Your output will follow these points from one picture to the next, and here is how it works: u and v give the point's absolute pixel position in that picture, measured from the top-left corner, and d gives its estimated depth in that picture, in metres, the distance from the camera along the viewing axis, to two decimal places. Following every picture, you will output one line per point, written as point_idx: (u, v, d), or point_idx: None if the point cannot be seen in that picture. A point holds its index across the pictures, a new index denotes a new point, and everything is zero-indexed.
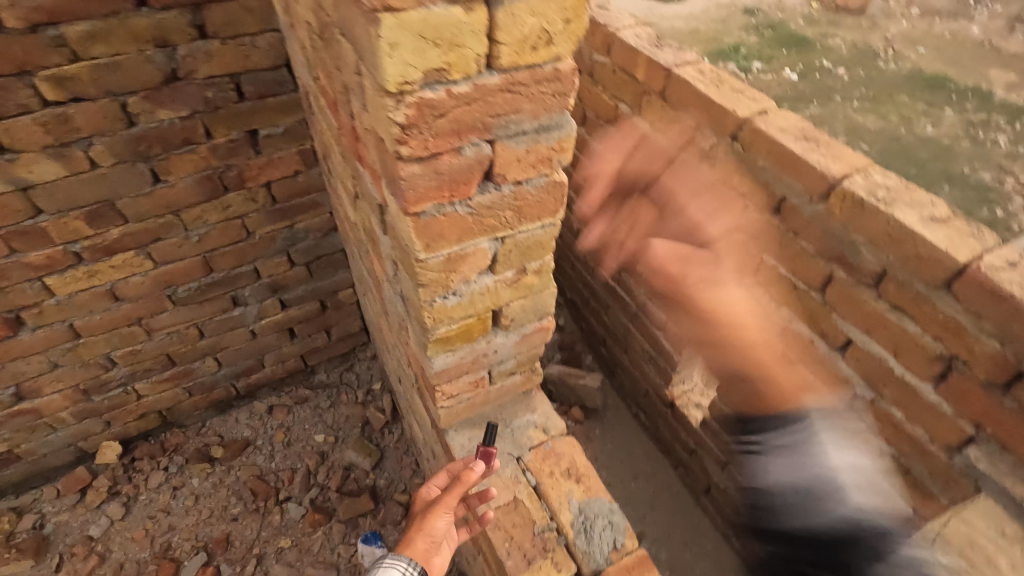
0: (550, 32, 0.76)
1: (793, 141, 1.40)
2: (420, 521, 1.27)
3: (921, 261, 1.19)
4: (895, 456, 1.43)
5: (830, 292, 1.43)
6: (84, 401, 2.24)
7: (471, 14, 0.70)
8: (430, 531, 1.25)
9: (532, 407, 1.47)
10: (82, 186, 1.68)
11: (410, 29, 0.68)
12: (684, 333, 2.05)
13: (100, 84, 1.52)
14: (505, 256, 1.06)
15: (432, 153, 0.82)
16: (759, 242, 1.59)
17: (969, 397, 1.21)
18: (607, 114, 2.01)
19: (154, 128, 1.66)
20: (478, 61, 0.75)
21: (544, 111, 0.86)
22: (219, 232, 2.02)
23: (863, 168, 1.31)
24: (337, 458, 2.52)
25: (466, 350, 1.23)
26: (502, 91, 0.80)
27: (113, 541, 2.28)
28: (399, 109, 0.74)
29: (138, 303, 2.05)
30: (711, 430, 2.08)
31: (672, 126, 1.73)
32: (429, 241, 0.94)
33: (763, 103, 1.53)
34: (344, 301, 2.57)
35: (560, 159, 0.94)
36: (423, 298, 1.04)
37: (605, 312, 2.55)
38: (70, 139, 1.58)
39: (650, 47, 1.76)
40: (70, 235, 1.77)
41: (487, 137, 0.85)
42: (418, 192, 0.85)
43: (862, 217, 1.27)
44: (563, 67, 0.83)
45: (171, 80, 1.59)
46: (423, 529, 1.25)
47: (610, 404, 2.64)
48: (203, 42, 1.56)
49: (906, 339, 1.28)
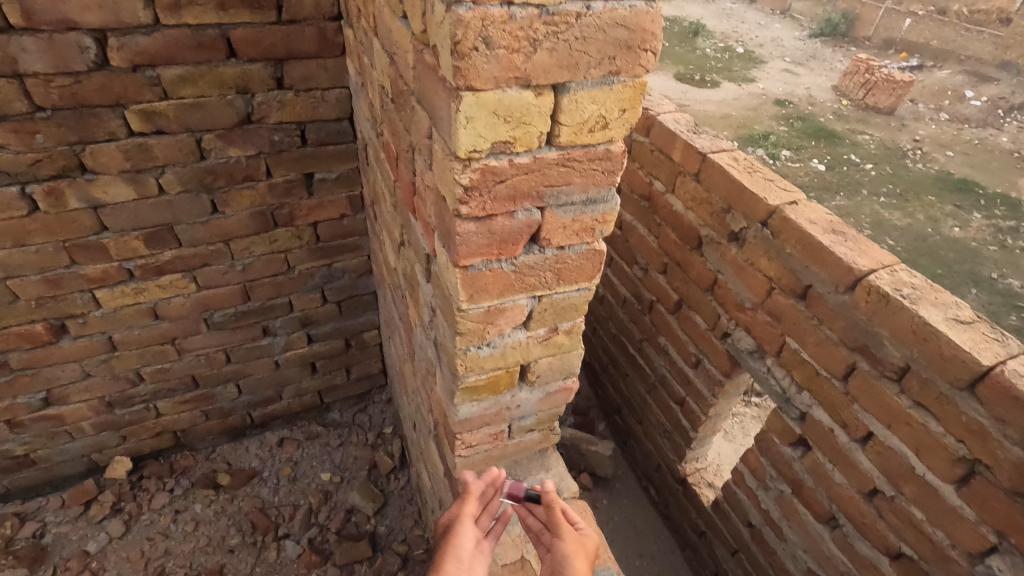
0: (606, 118, 0.85)
1: (822, 233, 1.46)
2: (447, 542, 1.20)
3: (944, 360, 1.21)
4: (914, 558, 1.40)
5: (852, 382, 1.43)
6: (107, 414, 2.29)
7: (540, 98, 0.79)
8: (460, 552, 1.19)
9: (547, 467, 1.47)
10: (147, 210, 1.81)
11: (486, 106, 0.77)
12: (701, 409, 2.05)
13: (182, 120, 1.66)
14: (540, 314, 1.11)
15: (488, 214, 0.90)
16: (783, 326, 1.61)
17: (992, 505, 1.20)
18: (642, 189, 2.11)
19: (221, 163, 1.80)
20: (540, 138, 0.84)
21: (592, 185, 0.94)
22: (262, 264, 2.12)
23: (889, 265, 1.36)
24: (340, 499, 2.50)
25: (490, 401, 1.26)
26: (557, 165, 0.88)
27: (109, 560, 2.26)
28: (464, 173, 0.82)
29: (175, 323, 2.13)
30: (723, 512, 2.04)
31: (704, 207, 1.81)
32: (472, 293, 1.00)
33: (794, 194, 1.60)
34: (368, 341, 2.63)
35: (602, 230, 1.01)
36: (459, 346, 1.09)
37: (623, 379, 2.56)
38: (145, 167, 1.72)
39: (688, 133, 1.87)
40: (127, 253, 1.88)
41: (539, 205, 0.92)
42: (470, 248, 0.92)
43: (887, 312, 1.30)
44: (615, 149, 0.90)
45: (245, 123, 1.74)
46: (453, 549, 1.19)
47: (620, 474, 2.61)
48: (279, 92, 1.72)
49: (928, 437, 1.28)
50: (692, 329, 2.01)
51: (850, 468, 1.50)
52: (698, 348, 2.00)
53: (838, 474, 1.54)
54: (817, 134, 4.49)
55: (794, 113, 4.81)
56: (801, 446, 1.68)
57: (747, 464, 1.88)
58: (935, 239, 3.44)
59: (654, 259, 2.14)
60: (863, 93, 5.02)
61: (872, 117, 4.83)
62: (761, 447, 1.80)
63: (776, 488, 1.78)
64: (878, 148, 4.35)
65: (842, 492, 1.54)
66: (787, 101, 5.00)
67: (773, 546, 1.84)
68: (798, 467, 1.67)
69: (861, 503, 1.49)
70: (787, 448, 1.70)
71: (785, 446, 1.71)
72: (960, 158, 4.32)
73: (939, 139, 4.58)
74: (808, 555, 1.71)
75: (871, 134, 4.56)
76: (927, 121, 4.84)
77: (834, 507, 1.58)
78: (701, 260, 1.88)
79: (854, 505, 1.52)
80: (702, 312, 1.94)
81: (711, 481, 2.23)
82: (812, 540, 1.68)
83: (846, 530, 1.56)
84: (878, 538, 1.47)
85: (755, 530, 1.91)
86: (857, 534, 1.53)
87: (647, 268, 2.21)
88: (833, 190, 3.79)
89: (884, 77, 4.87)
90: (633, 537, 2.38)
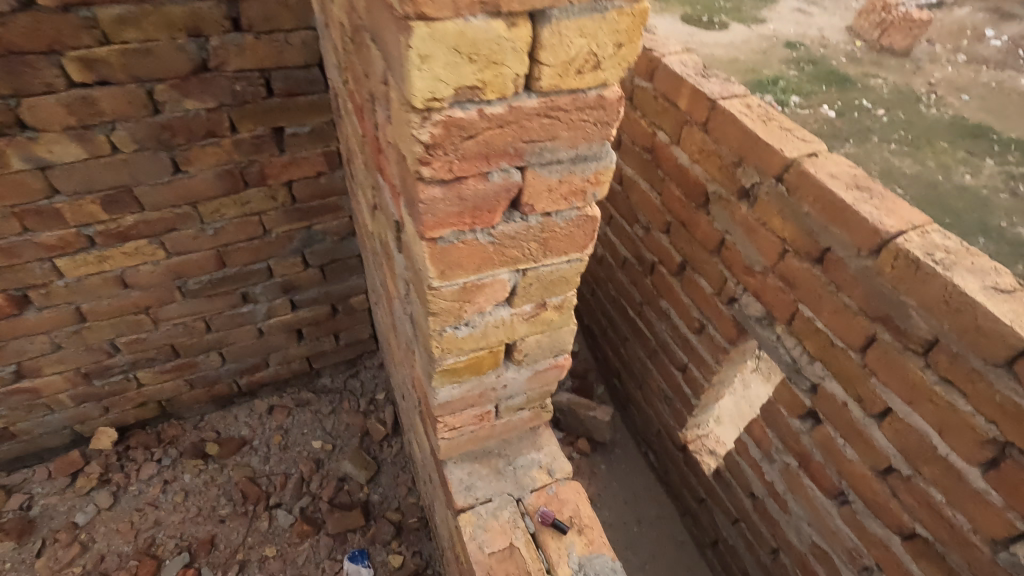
0: (598, 55, 0.69)
1: (844, 189, 1.30)
2: None
3: (980, 335, 1.08)
4: (929, 540, 1.31)
5: (871, 354, 1.31)
6: (85, 385, 2.21)
7: (513, 30, 0.63)
8: None
9: (539, 446, 1.38)
10: (101, 170, 1.65)
11: (445, 41, 0.61)
12: (704, 377, 1.94)
13: (128, 69, 1.48)
14: (525, 289, 0.98)
15: (457, 176, 0.75)
16: (796, 292, 1.48)
17: (1022, 491, 1.09)
18: (644, 140, 1.93)
19: (179, 117, 1.62)
20: (516, 81, 0.68)
21: (582, 140, 0.78)
22: (235, 227, 1.97)
23: (920, 226, 1.21)
24: (332, 467, 2.44)
25: (473, 383, 1.14)
26: (539, 115, 0.73)
27: (97, 531, 2.23)
28: (423, 127, 0.67)
29: (146, 292, 2.01)
30: (726, 482, 1.96)
31: (713, 160, 1.64)
32: (444, 268, 0.86)
33: (813, 145, 1.43)
34: (356, 306, 2.51)
35: (594, 192, 0.86)
36: (433, 327, 0.96)
37: (622, 343, 2.46)
38: (92, 122, 1.55)
39: (695, 76, 1.68)
40: (84, 218, 1.73)
41: (518, 164, 0.77)
42: (437, 217, 0.78)
43: (916, 279, 1.16)
44: (609, 94, 0.75)
45: (201, 71, 1.55)
46: None
47: (619, 439, 2.54)
48: (236, 35, 1.52)
49: (954, 416, 1.17)
50: (696, 293, 1.88)
51: (863, 444, 1.40)
52: (702, 314, 1.88)
53: (850, 450, 1.44)
54: (828, 79, 4.20)
55: (805, 55, 4.49)
56: (810, 419, 1.57)
57: (752, 434, 1.79)
58: (946, 187, 3.24)
59: (656, 217, 1.98)
60: (878, 33, 4.62)
61: (887, 60, 4.50)
62: (767, 417, 1.70)
63: (781, 460, 1.69)
64: (891, 93, 4.08)
65: (854, 468, 1.44)
66: (798, 43, 4.63)
67: (776, 517, 1.77)
68: (806, 441, 1.58)
69: (874, 480, 1.40)
70: (796, 421, 1.60)
71: (793, 419, 1.61)
72: (976, 102, 4.03)
73: (955, 81, 4.26)
74: (813, 529, 1.64)
75: (885, 78, 4.26)
76: (943, 62, 4.49)
77: (843, 483, 1.50)
78: (708, 220, 1.73)
79: (866, 482, 1.42)
80: (707, 274, 1.80)
81: (713, 448, 2.16)
82: (818, 515, 1.60)
83: (855, 507, 1.48)
84: (890, 517, 1.38)
85: (758, 501, 1.83)
86: (868, 512, 1.45)
87: (648, 228, 2.06)
88: (842, 138, 3.58)
89: (902, 16, 4.48)
90: (631, 503, 2.33)
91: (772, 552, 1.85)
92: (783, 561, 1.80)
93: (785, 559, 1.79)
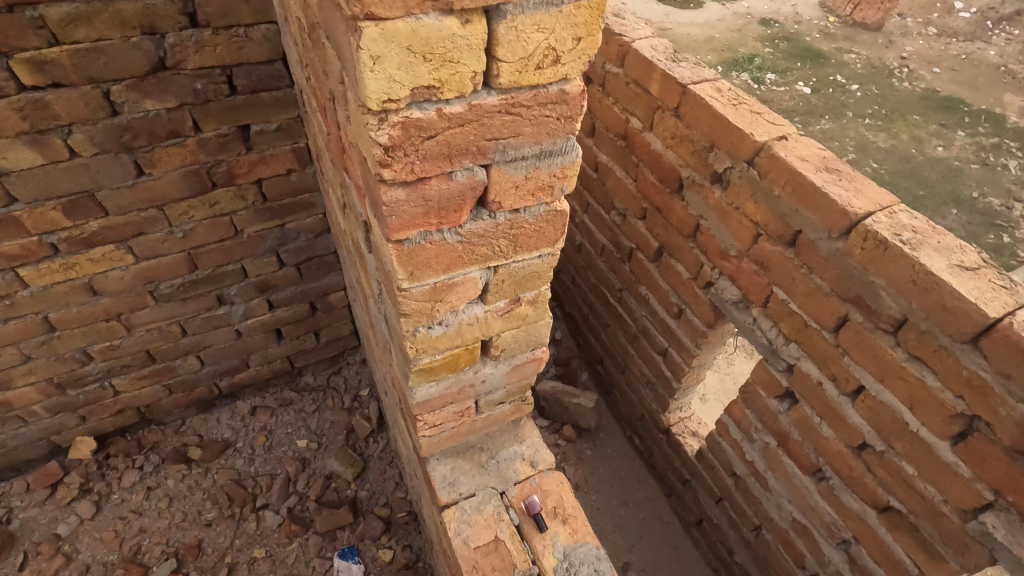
0: (557, 50, 0.68)
1: (814, 171, 1.31)
2: None
3: (946, 313, 1.10)
4: (902, 512, 1.35)
5: (844, 334, 1.33)
6: (59, 395, 2.16)
7: (467, 27, 0.62)
8: None
9: (521, 438, 1.38)
10: (60, 176, 1.60)
11: (397, 41, 0.60)
12: (685, 360, 1.96)
13: (81, 70, 1.43)
14: (497, 286, 0.97)
15: (419, 177, 0.73)
16: (770, 275, 1.49)
17: (990, 463, 1.13)
18: (617, 127, 1.92)
19: (138, 118, 1.57)
20: (474, 79, 0.66)
21: (547, 136, 0.77)
22: (205, 229, 1.93)
23: (888, 206, 1.23)
24: (318, 466, 2.43)
25: (451, 380, 1.14)
26: (500, 112, 0.72)
27: (81, 542, 2.19)
28: (381, 128, 0.66)
29: (117, 298, 1.96)
30: (708, 462, 2.00)
31: (685, 145, 1.63)
32: (413, 270, 0.85)
33: (783, 128, 1.43)
34: (335, 303, 2.48)
35: (562, 187, 0.86)
36: (405, 328, 0.95)
37: (604, 330, 2.47)
38: (48, 126, 1.49)
39: (666, 61, 1.67)
40: (46, 226, 1.68)
41: (482, 161, 0.76)
42: (402, 218, 0.77)
43: (885, 259, 1.18)
44: (571, 89, 0.74)
45: (159, 69, 1.50)
46: None
47: (604, 424, 2.56)
48: (194, 31, 1.47)
49: (923, 392, 1.20)
50: (673, 278, 1.89)
51: (838, 422, 1.43)
52: (680, 298, 1.89)
53: (826, 428, 1.47)
54: (803, 56, 4.21)
55: (779, 33, 4.47)
56: (787, 398, 1.60)
57: (732, 415, 1.82)
58: (919, 160, 3.31)
59: (632, 204, 1.98)
60: (850, 7, 4.64)
61: (859, 35, 4.51)
62: (746, 399, 1.73)
63: (761, 440, 1.72)
64: (864, 68, 4.11)
65: (830, 446, 1.47)
66: (772, 19, 4.62)
67: (758, 495, 1.81)
68: (784, 421, 1.60)
69: (849, 457, 1.43)
70: (773, 401, 1.62)
71: (771, 399, 1.63)
72: (947, 75, 4.08)
73: (926, 55, 4.30)
74: (793, 505, 1.68)
75: (858, 53, 4.28)
76: (914, 36, 4.51)
77: (820, 460, 1.53)
78: (682, 205, 1.73)
79: (842, 459, 1.46)
80: (684, 259, 1.81)
81: (695, 430, 2.19)
82: (797, 492, 1.64)
83: (832, 482, 1.51)
84: (865, 491, 1.42)
85: (740, 480, 1.87)
86: (844, 487, 1.48)
87: (624, 214, 2.06)
88: (818, 114, 3.60)
89: None
90: (618, 486, 2.36)
91: (755, 529, 1.89)
92: (766, 537, 1.84)
93: (768, 536, 1.83)
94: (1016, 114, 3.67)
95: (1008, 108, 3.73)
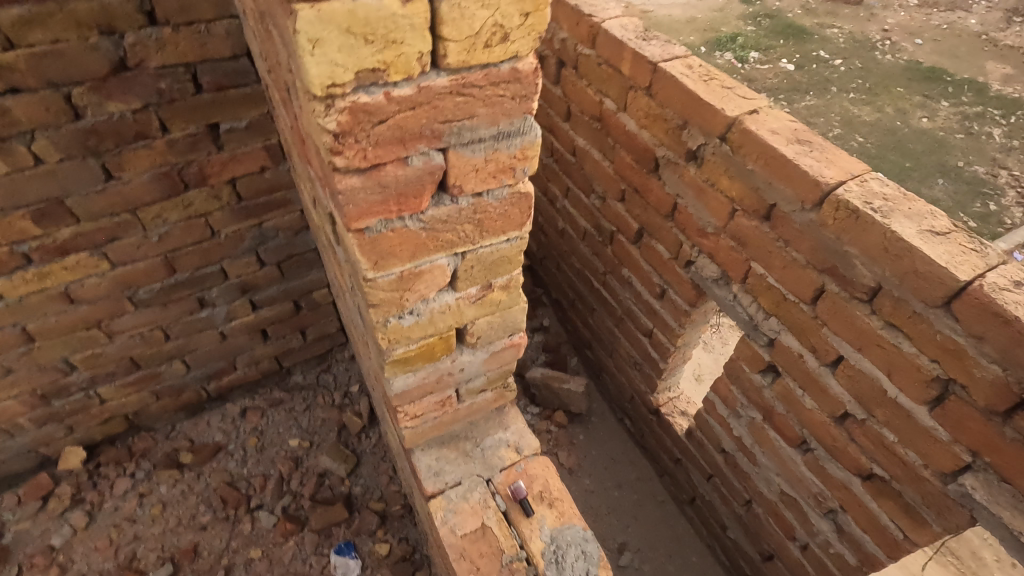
0: (505, 27, 0.67)
1: (786, 144, 1.30)
2: None
3: (918, 278, 1.10)
4: (885, 479, 1.36)
5: (821, 305, 1.33)
6: (43, 406, 2.14)
7: (409, 6, 0.61)
8: None
9: (505, 425, 1.38)
10: (27, 183, 1.57)
11: (335, 23, 0.58)
12: (670, 340, 1.96)
13: (39, 73, 1.40)
14: (467, 272, 0.96)
15: (373, 164, 0.72)
16: (747, 250, 1.49)
17: (966, 425, 1.14)
18: (592, 109, 1.91)
19: (103, 121, 1.55)
20: (421, 60, 0.65)
21: (503, 116, 0.77)
22: (181, 231, 1.91)
23: (859, 175, 1.23)
24: (311, 464, 2.43)
25: (428, 370, 1.13)
26: (451, 93, 0.70)
27: (76, 552, 2.19)
28: (328, 115, 0.65)
29: (96, 305, 1.94)
30: (697, 440, 2.01)
31: (659, 124, 1.62)
32: (376, 259, 0.84)
33: (754, 102, 1.43)
34: (319, 300, 2.47)
35: (524, 168, 0.85)
36: (375, 318, 0.94)
37: (591, 314, 2.47)
38: (10, 133, 1.47)
39: (636, 40, 1.65)
40: (16, 235, 1.66)
41: (438, 145, 0.75)
42: (360, 207, 0.76)
43: (857, 228, 1.18)
44: (523, 67, 0.73)
45: (120, 70, 1.47)
46: None
47: (595, 408, 2.57)
48: (153, 29, 1.44)
49: (899, 358, 1.20)
50: (655, 259, 1.89)
51: (820, 393, 1.43)
52: (662, 279, 1.89)
53: (809, 400, 1.48)
54: (784, 32, 4.18)
55: (761, 10, 4.43)
56: (770, 372, 1.61)
57: (718, 393, 1.83)
58: (904, 132, 3.31)
59: (611, 186, 1.97)
60: None
61: (841, 8, 4.49)
62: (731, 375, 1.73)
63: (747, 415, 1.73)
64: (846, 42, 4.09)
65: (813, 417, 1.48)
66: None
67: (746, 470, 1.82)
68: (768, 395, 1.61)
69: (832, 427, 1.44)
70: (757, 376, 1.63)
71: (754, 374, 1.64)
72: (929, 45, 4.06)
73: (908, 26, 4.28)
74: (781, 478, 1.69)
75: (840, 27, 4.25)
76: (896, 8, 4.49)
77: (805, 432, 1.54)
78: (659, 184, 1.72)
79: (825, 429, 1.47)
80: (663, 239, 1.81)
81: (685, 409, 2.20)
82: (784, 464, 1.65)
83: (817, 453, 1.53)
84: (849, 460, 1.43)
85: (729, 456, 1.88)
86: (829, 457, 1.50)
87: (604, 197, 2.05)
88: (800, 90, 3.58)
89: None
90: (611, 469, 2.37)
91: (746, 504, 1.90)
92: (756, 511, 1.86)
93: (758, 510, 1.85)
94: (998, 82, 3.67)
95: (990, 76, 3.73)
